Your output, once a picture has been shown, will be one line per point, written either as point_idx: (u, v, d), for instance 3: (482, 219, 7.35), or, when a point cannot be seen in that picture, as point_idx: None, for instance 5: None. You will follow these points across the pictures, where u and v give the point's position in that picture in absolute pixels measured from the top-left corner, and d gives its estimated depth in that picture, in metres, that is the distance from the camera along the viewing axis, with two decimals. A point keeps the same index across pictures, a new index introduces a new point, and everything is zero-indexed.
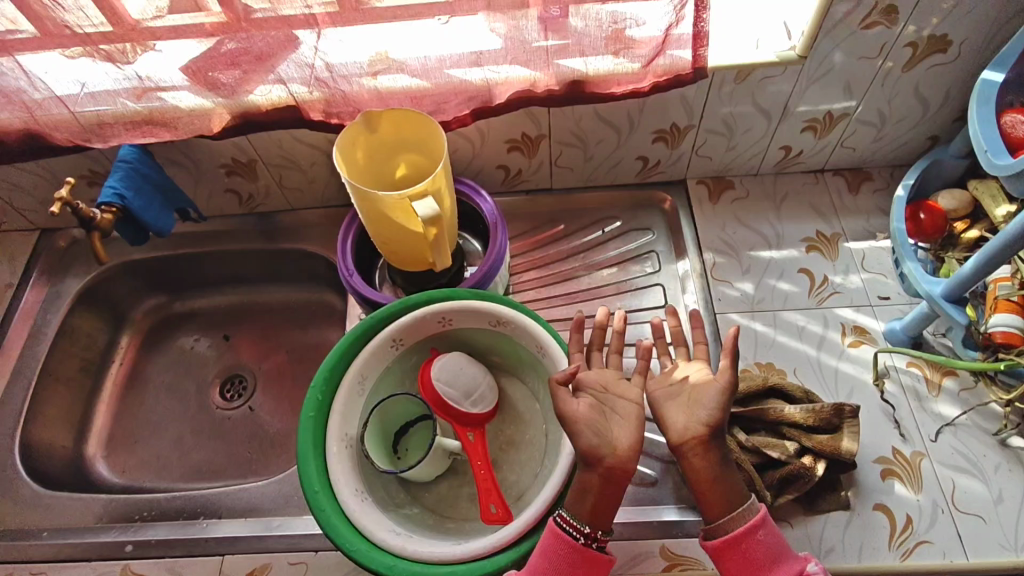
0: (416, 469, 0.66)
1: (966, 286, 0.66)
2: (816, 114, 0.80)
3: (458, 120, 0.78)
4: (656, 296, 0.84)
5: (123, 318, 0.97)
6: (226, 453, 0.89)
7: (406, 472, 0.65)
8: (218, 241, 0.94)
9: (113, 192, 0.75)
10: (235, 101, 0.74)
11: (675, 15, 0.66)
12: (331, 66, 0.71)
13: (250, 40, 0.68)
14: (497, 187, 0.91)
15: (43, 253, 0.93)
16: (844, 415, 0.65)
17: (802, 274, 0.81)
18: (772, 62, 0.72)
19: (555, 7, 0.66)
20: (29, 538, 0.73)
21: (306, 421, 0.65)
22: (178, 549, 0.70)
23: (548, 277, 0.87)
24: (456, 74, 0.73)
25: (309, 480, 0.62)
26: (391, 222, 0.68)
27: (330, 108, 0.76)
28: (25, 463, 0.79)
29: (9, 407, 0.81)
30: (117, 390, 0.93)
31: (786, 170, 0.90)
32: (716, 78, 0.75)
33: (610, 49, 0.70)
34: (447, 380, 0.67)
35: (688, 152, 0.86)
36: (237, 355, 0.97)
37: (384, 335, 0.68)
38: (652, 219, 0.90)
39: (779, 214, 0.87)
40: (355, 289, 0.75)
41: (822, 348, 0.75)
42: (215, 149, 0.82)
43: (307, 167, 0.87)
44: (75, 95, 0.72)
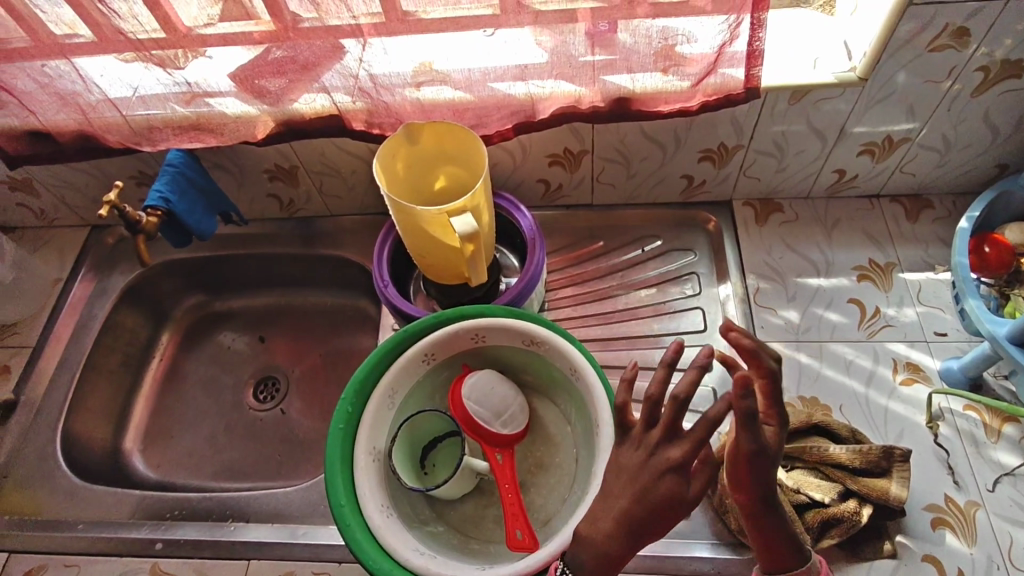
0: (443, 487, 0.65)
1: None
2: (874, 137, 0.76)
3: (500, 134, 0.77)
4: (695, 319, 0.81)
5: (164, 315, 0.99)
6: (257, 455, 0.89)
7: (432, 489, 0.65)
8: (258, 244, 0.95)
9: (159, 196, 0.76)
10: (280, 109, 0.75)
11: (729, 33, 0.64)
12: (375, 77, 0.71)
13: (296, 49, 0.68)
14: (537, 201, 0.90)
15: (92, 249, 0.95)
16: (894, 458, 0.62)
17: (852, 304, 0.78)
18: (829, 83, 0.69)
19: (604, 22, 0.64)
20: (66, 530, 0.74)
21: (335, 433, 0.65)
22: (206, 550, 0.71)
23: (585, 295, 0.85)
24: (500, 88, 0.72)
25: (335, 493, 0.62)
26: (428, 236, 0.67)
27: (372, 118, 0.76)
28: (65, 454, 0.81)
29: (53, 398, 0.84)
30: (155, 386, 0.95)
31: (838, 194, 0.86)
32: (769, 97, 0.72)
33: (659, 65, 0.68)
34: (477, 399, 0.66)
35: (735, 172, 0.83)
36: (271, 357, 0.99)
37: (416, 349, 0.67)
38: (694, 239, 0.88)
39: (830, 240, 0.83)
40: (390, 300, 0.74)
41: (872, 385, 0.72)
42: (258, 154, 0.83)
43: (348, 175, 0.87)
44: (127, 99, 0.74)
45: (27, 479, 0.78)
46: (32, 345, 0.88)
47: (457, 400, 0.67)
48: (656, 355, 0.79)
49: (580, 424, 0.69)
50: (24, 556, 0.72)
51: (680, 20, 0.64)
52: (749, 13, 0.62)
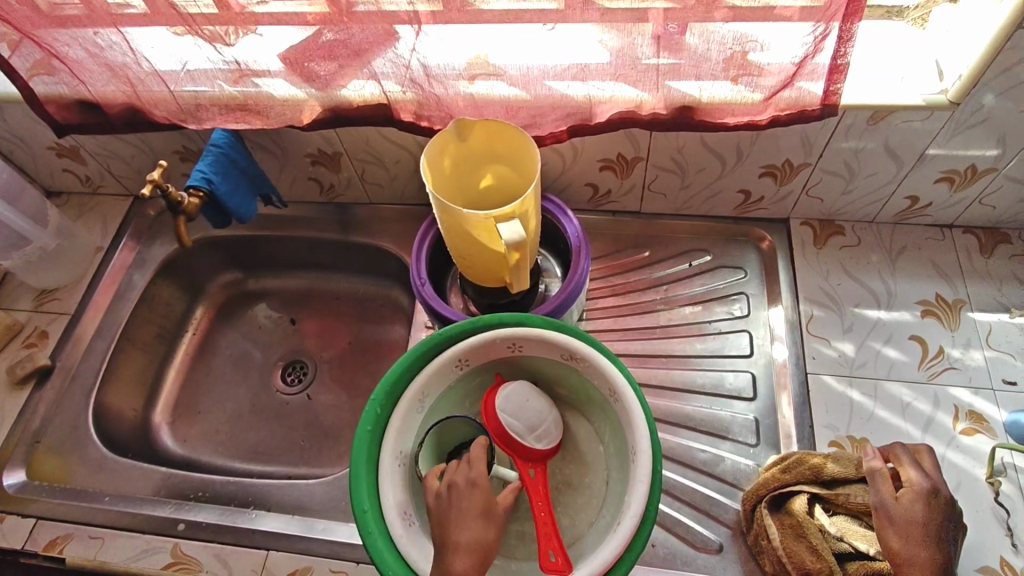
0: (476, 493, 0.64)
1: None
2: (956, 165, 0.71)
3: (554, 136, 0.73)
4: (742, 343, 0.77)
5: (200, 290, 0.99)
6: (281, 439, 0.89)
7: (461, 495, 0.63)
8: (297, 227, 0.94)
9: (202, 176, 0.75)
10: (328, 94, 0.73)
11: (813, 46, 0.59)
12: (429, 68, 0.68)
13: (348, 33, 0.65)
14: (583, 205, 0.87)
15: (134, 219, 0.96)
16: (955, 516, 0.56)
17: (914, 341, 0.73)
18: (916, 105, 0.64)
19: (674, 24, 0.60)
20: (92, 501, 0.75)
21: (362, 434, 0.63)
22: (227, 536, 0.70)
23: (626, 307, 0.82)
24: (557, 87, 0.68)
25: (359, 497, 0.60)
26: (472, 240, 0.65)
27: (421, 110, 0.73)
28: (96, 423, 0.82)
29: (89, 366, 0.84)
30: (187, 360, 0.95)
31: (907, 220, 0.80)
32: (846, 114, 0.67)
33: (729, 74, 0.64)
34: (512, 412, 0.64)
35: (797, 190, 0.78)
36: (302, 340, 0.98)
37: (450, 353, 0.65)
38: (745, 256, 0.83)
39: (894, 270, 0.78)
40: (425, 299, 0.72)
41: (929, 431, 0.68)
42: (303, 138, 0.81)
43: (391, 164, 0.85)
44: (176, 73, 0.72)
45: (59, 446, 0.79)
46: (70, 312, 0.88)
47: (491, 410, 0.65)
48: (697, 377, 0.76)
49: (613, 444, 0.66)
50: (49, 524, 0.73)
51: (759, 25, 0.59)
52: (838, 23, 0.57)
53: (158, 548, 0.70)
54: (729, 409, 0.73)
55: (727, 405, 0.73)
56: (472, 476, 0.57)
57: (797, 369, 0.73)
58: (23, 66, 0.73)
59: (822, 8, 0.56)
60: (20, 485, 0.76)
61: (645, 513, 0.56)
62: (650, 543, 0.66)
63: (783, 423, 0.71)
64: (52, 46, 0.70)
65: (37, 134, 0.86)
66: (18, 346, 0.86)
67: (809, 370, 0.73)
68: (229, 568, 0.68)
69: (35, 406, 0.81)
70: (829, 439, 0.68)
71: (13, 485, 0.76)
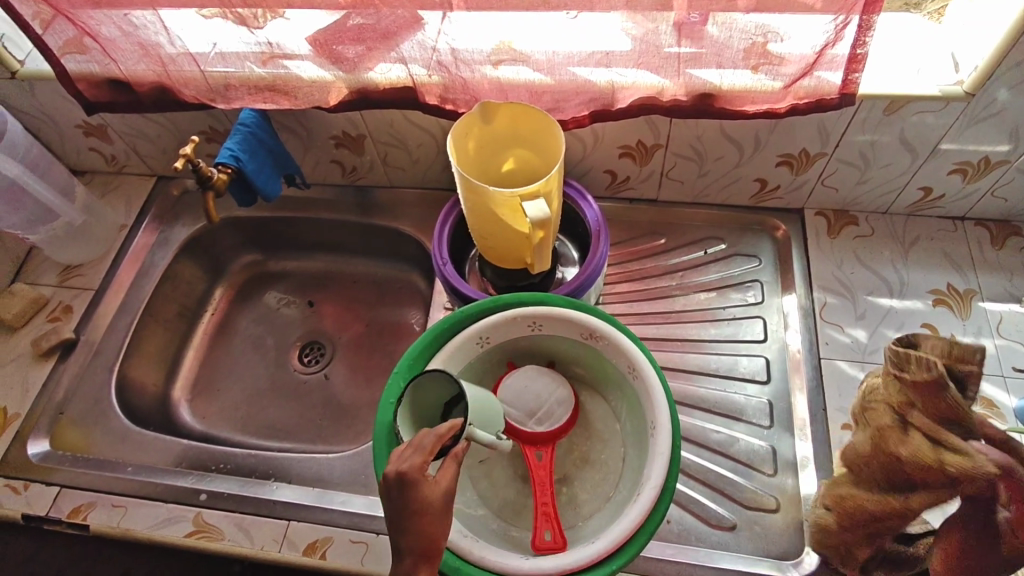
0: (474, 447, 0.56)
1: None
2: (969, 157, 0.72)
3: (576, 120, 0.75)
4: (755, 328, 0.78)
5: (221, 270, 1.01)
6: (299, 416, 0.90)
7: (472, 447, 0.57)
8: (317, 210, 0.96)
9: (230, 153, 0.76)
10: (355, 77, 0.74)
11: (834, 34, 0.60)
12: (456, 52, 0.70)
13: (377, 17, 0.67)
14: (601, 192, 0.88)
15: (157, 199, 0.97)
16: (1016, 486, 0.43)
17: (926, 329, 0.74)
18: (932, 95, 0.65)
19: (698, 13, 0.61)
20: (116, 470, 0.76)
21: (385, 407, 0.65)
22: (248, 506, 0.72)
23: (642, 292, 0.83)
24: (581, 73, 0.70)
25: (383, 467, 0.61)
26: (496, 219, 0.66)
27: (446, 93, 0.75)
28: (119, 395, 0.83)
29: (112, 341, 0.86)
30: (207, 339, 0.97)
31: (920, 212, 0.82)
32: (863, 105, 0.68)
33: (750, 63, 0.65)
34: (510, 400, 0.67)
35: (813, 180, 0.79)
36: (320, 321, 0.99)
37: (471, 330, 0.67)
38: (760, 244, 0.85)
39: (906, 260, 0.79)
40: (447, 278, 0.73)
41: None
42: (327, 120, 0.83)
43: (413, 148, 0.86)
44: (207, 54, 0.74)
45: (82, 417, 0.81)
46: (94, 288, 0.90)
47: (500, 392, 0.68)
48: (711, 360, 0.77)
49: (630, 423, 0.67)
50: (72, 492, 0.74)
51: (779, 17, 0.60)
52: (858, 14, 0.58)
53: (181, 517, 0.72)
54: (744, 392, 0.75)
55: (742, 388, 0.75)
56: (406, 467, 0.47)
57: (811, 354, 0.75)
58: (56, 44, 0.75)
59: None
60: (44, 454, 0.77)
61: (664, 485, 0.57)
62: (664, 520, 0.68)
63: (796, 406, 0.72)
64: (86, 24, 0.72)
65: (66, 113, 0.88)
66: (43, 320, 0.87)
67: (822, 356, 0.74)
68: (251, 536, 0.70)
69: (59, 379, 0.83)
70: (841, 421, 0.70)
71: (37, 454, 0.77)
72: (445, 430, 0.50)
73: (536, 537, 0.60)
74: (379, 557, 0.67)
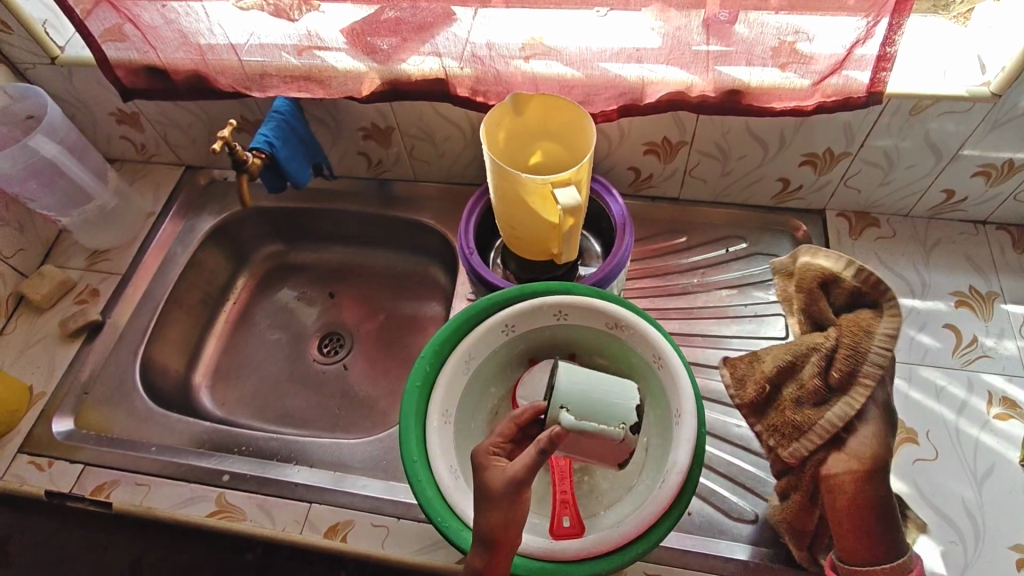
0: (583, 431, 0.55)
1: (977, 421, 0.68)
2: (993, 160, 0.73)
3: (604, 114, 0.76)
4: (777, 326, 0.79)
5: (244, 259, 1.02)
6: (318, 405, 0.91)
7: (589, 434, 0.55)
8: (341, 202, 0.97)
9: (265, 139, 0.78)
10: (388, 68, 0.76)
11: (865, 32, 0.62)
12: (491, 45, 0.71)
13: (413, 10, 0.69)
14: (624, 189, 0.89)
15: (184, 187, 0.99)
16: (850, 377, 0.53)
17: (948, 329, 0.75)
18: (959, 96, 0.66)
19: (729, 11, 0.63)
20: (139, 450, 0.77)
21: (411, 391, 0.65)
22: (270, 488, 0.72)
23: (664, 288, 0.84)
24: (611, 68, 0.71)
25: (409, 449, 0.62)
26: (526, 207, 0.67)
27: (477, 85, 0.76)
28: (143, 377, 0.84)
29: (138, 324, 0.87)
30: (228, 326, 0.98)
31: (941, 215, 0.82)
32: (890, 104, 0.69)
33: (778, 61, 0.66)
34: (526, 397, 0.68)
35: (836, 180, 0.80)
36: (340, 313, 1.00)
37: (497, 317, 0.67)
38: (781, 244, 0.85)
39: (927, 262, 0.80)
40: (473, 267, 0.74)
41: (963, 414, 0.70)
42: (358, 111, 0.85)
43: (440, 141, 0.87)
44: (245, 44, 0.76)
45: (106, 398, 0.81)
46: (121, 272, 0.91)
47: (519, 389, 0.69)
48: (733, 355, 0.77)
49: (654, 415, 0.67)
50: (96, 470, 0.75)
51: (809, 16, 0.62)
52: (888, 15, 0.60)
53: (204, 497, 0.72)
54: None
55: None
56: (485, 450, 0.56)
57: None
58: (97, 30, 0.77)
59: None
60: (68, 433, 0.78)
61: (690, 472, 0.58)
62: (686, 512, 0.68)
63: None
64: (129, 11, 0.74)
65: (101, 100, 0.90)
66: (70, 302, 0.88)
67: None
68: (272, 517, 0.70)
69: (85, 359, 0.84)
70: None
71: (62, 432, 0.78)
72: (517, 415, 0.57)
73: (552, 523, 0.61)
74: (400, 541, 0.67)
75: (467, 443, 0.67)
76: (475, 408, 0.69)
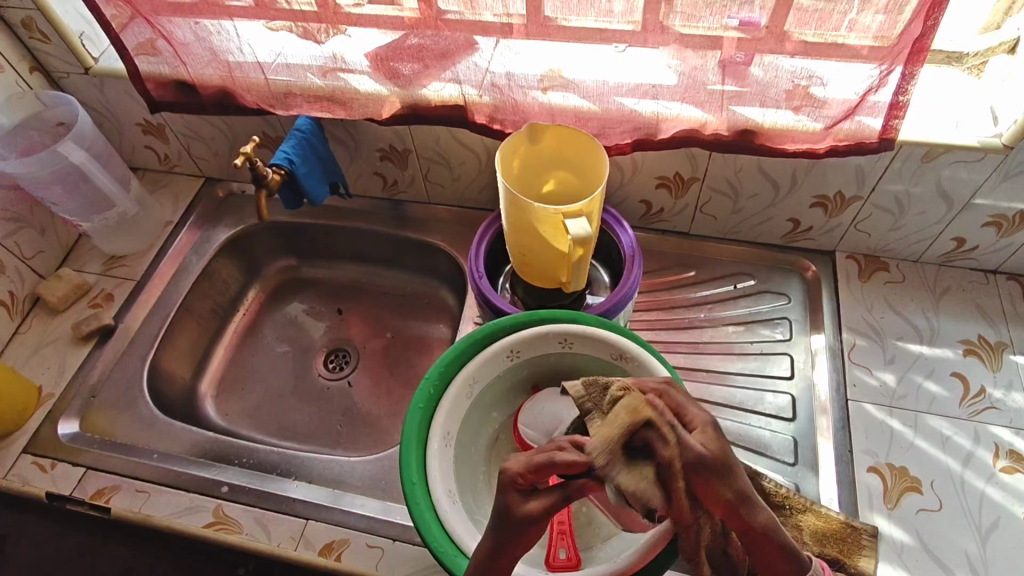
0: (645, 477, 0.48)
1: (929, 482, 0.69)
2: (1004, 211, 0.73)
3: (618, 148, 0.77)
4: (782, 365, 0.78)
5: (257, 272, 1.03)
6: (319, 420, 0.91)
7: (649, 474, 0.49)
8: (355, 220, 0.98)
9: (285, 156, 0.80)
10: (408, 92, 0.77)
11: (879, 80, 0.63)
12: (511, 76, 0.73)
13: (435, 38, 0.70)
14: (635, 222, 0.90)
15: (203, 199, 1.01)
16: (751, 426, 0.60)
17: (956, 378, 0.74)
18: (971, 146, 0.67)
19: (744, 53, 0.64)
20: (141, 456, 0.77)
21: (414, 410, 0.65)
22: (268, 502, 0.72)
23: (670, 321, 0.84)
24: (627, 104, 0.72)
25: (409, 470, 0.62)
26: (536, 235, 0.68)
27: (495, 113, 0.78)
28: (150, 383, 0.85)
29: (149, 330, 0.88)
30: (236, 338, 0.99)
31: (951, 263, 0.82)
32: (902, 150, 0.70)
33: (792, 104, 0.67)
34: (529, 422, 0.67)
35: (846, 223, 0.81)
36: (347, 330, 1.01)
37: (503, 342, 0.68)
38: (790, 283, 0.86)
39: (937, 309, 0.80)
40: (482, 292, 0.75)
41: (968, 466, 0.69)
42: (377, 133, 0.87)
43: (456, 165, 0.89)
44: (272, 63, 0.78)
45: (112, 402, 0.82)
46: (136, 278, 0.92)
47: (520, 416, 0.69)
48: (737, 393, 0.77)
49: None
50: (97, 474, 0.75)
51: (825, 62, 0.63)
52: (902, 64, 0.61)
53: (201, 507, 0.72)
54: (768, 427, 0.74)
55: (766, 423, 0.75)
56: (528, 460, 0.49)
57: (838, 395, 0.75)
58: (131, 44, 0.79)
59: (889, 47, 0.60)
60: (73, 435, 0.79)
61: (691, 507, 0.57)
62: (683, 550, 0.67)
63: (822, 445, 0.72)
64: (163, 28, 0.76)
65: (129, 111, 0.93)
66: (85, 305, 0.90)
67: (850, 398, 0.74)
68: (268, 532, 0.70)
69: (95, 363, 0.85)
70: (868, 463, 0.70)
71: (67, 434, 0.79)
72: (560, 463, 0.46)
73: (548, 555, 0.60)
74: (394, 563, 0.67)
75: (467, 466, 0.67)
76: (476, 431, 0.69)
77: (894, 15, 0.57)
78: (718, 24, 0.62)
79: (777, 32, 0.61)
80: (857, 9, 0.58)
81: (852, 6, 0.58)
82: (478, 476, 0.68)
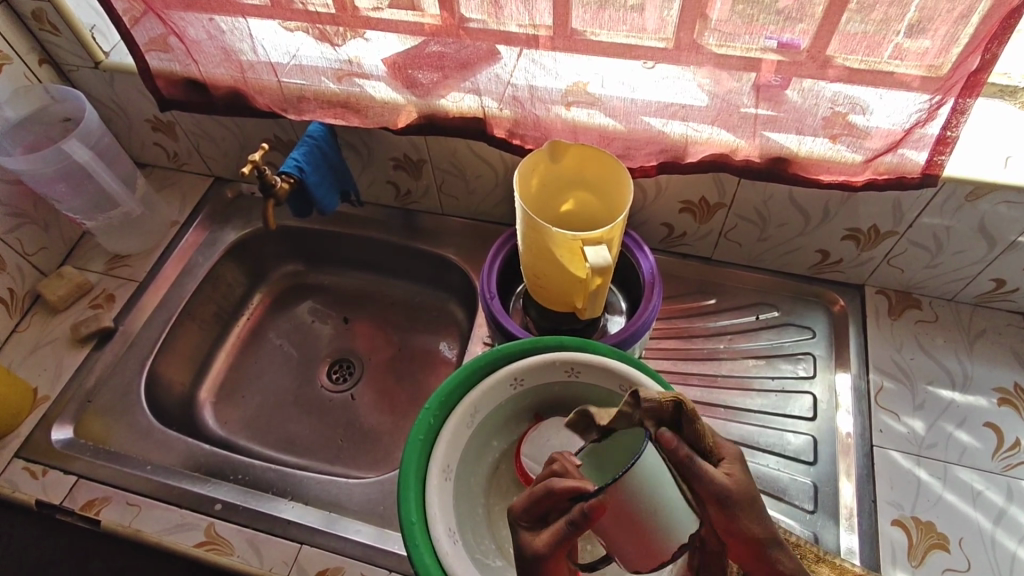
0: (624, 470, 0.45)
1: (974, 555, 0.64)
2: None
3: (642, 170, 0.74)
4: (804, 405, 0.75)
5: (262, 277, 1.01)
6: (319, 433, 0.88)
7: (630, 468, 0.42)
8: (366, 227, 0.95)
9: (295, 164, 0.77)
10: (425, 102, 0.74)
11: (926, 113, 0.59)
12: (533, 89, 0.69)
13: (455, 46, 0.67)
14: (655, 244, 0.87)
15: (211, 199, 0.98)
16: None
17: (988, 428, 0.71)
18: (1020, 185, 0.63)
19: (781, 77, 0.60)
20: (135, 467, 0.74)
21: (413, 443, 0.62)
22: (262, 523, 0.70)
23: (686, 351, 0.80)
24: (654, 124, 0.69)
25: (408, 509, 0.58)
26: (553, 258, 0.64)
27: (515, 128, 0.75)
28: (147, 390, 0.82)
29: (149, 334, 0.86)
30: (239, 343, 0.96)
31: (988, 304, 0.78)
32: (945, 187, 0.66)
33: (831, 132, 0.64)
34: (531, 455, 0.64)
35: (878, 257, 0.77)
36: (353, 340, 0.98)
37: (506, 371, 0.64)
38: (815, 315, 0.82)
39: (971, 352, 0.76)
40: (494, 313, 0.72)
41: (1000, 524, 0.65)
42: (391, 142, 0.84)
43: (471, 178, 0.86)
44: (285, 65, 0.75)
45: (109, 408, 0.80)
46: (139, 279, 0.90)
47: (521, 444, 0.66)
48: (754, 430, 0.74)
49: None
50: (89, 484, 0.73)
51: (871, 90, 0.59)
52: (954, 96, 0.57)
53: (193, 526, 0.70)
54: (786, 471, 0.71)
55: (783, 466, 0.71)
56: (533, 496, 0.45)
57: (863, 441, 0.71)
58: (142, 39, 0.77)
59: (943, 78, 0.56)
60: (67, 441, 0.76)
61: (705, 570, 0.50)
62: None
63: (842, 493, 0.68)
64: (175, 25, 0.74)
65: (140, 107, 0.90)
66: (86, 305, 0.88)
67: (875, 443, 0.70)
68: (260, 556, 0.67)
69: (92, 366, 0.82)
70: (894, 516, 0.66)
71: (61, 440, 0.76)
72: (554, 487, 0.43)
73: None
74: None
75: (467, 500, 0.63)
76: (476, 461, 0.66)
77: (947, 44, 0.54)
78: (755, 45, 0.58)
79: (819, 56, 0.57)
80: (904, 35, 0.54)
81: (901, 32, 0.54)
82: (478, 510, 0.64)
